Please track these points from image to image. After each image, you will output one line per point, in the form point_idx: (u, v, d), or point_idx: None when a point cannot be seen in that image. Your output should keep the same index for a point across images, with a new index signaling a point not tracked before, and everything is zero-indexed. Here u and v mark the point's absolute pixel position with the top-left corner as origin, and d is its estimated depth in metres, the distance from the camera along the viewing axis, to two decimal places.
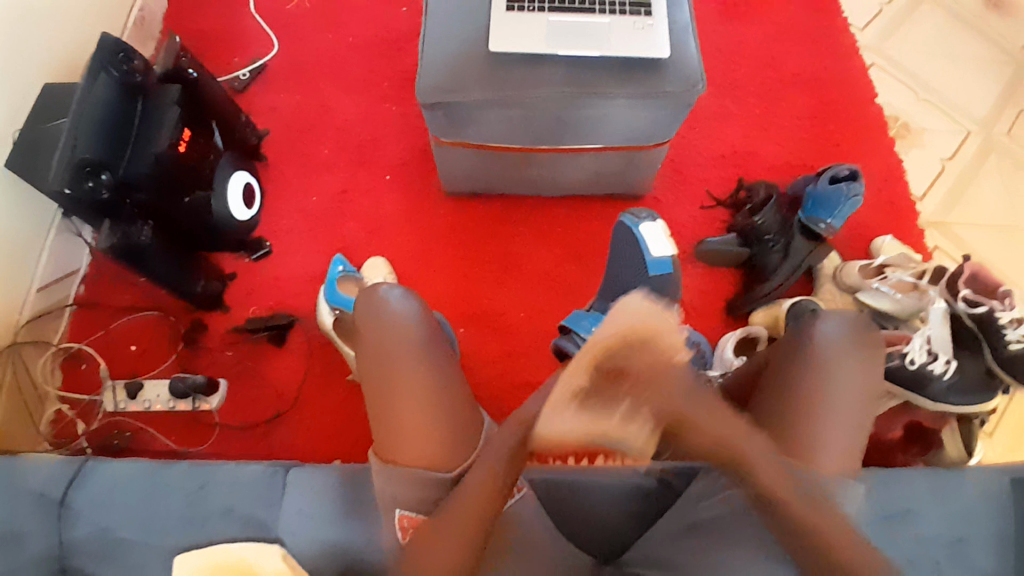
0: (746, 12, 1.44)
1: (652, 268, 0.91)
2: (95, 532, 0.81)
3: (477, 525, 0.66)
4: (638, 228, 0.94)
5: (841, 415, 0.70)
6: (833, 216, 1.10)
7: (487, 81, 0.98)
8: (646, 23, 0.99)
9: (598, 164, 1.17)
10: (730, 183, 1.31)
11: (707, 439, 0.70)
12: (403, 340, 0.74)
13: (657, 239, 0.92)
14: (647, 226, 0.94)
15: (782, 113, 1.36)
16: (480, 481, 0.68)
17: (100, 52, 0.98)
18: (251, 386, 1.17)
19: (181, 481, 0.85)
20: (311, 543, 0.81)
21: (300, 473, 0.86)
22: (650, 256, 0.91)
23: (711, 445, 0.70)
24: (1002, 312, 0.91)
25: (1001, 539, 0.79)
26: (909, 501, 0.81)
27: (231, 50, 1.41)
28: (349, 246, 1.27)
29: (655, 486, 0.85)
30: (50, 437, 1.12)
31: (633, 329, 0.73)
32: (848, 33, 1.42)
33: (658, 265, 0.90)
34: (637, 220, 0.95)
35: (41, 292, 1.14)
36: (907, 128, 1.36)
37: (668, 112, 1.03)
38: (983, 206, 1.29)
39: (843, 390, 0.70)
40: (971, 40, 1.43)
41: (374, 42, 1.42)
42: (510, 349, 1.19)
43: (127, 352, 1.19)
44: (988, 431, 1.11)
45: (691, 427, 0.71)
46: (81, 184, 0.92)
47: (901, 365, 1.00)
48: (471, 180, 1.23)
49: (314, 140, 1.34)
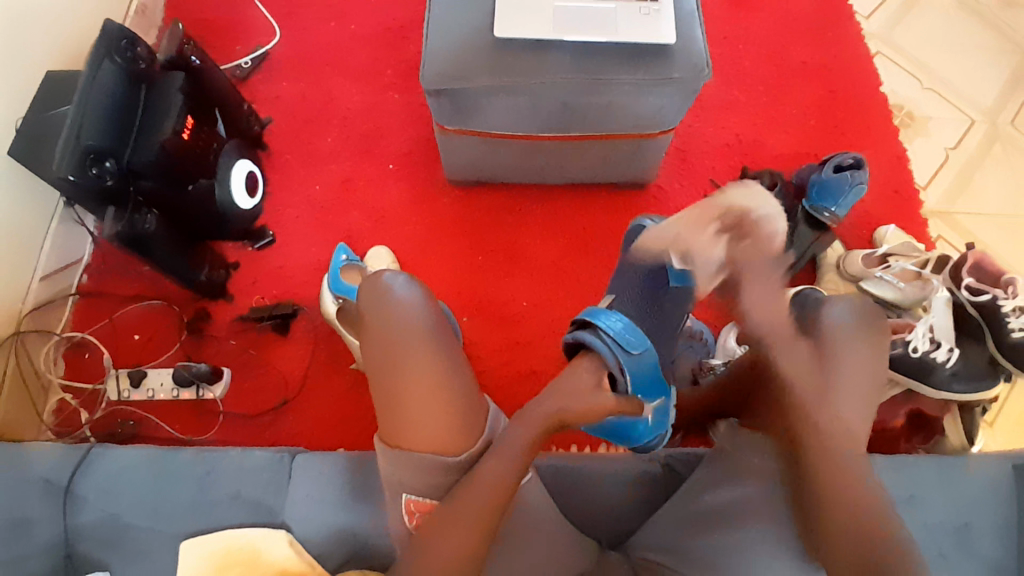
0: (751, 1, 1.43)
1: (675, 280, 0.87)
2: (102, 519, 0.81)
3: (489, 515, 0.66)
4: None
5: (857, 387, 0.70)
6: (838, 206, 1.10)
7: (493, 68, 0.98)
8: (652, 9, 0.98)
9: (604, 154, 1.17)
10: (735, 173, 1.30)
11: (765, 311, 0.73)
12: (407, 328, 0.74)
13: None
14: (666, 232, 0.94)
15: (788, 102, 1.36)
16: (498, 470, 0.68)
17: (103, 40, 0.98)
18: (256, 374, 1.17)
19: (189, 468, 0.85)
20: (318, 529, 0.82)
21: (307, 460, 0.87)
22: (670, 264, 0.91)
23: (763, 316, 0.73)
24: (1005, 300, 0.94)
25: (1008, 525, 0.79)
26: (913, 488, 0.81)
27: (233, 37, 1.40)
28: (353, 236, 1.26)
29: (659, 471, 0.87)
30: (54, 426, 1.13)
31: (730, 202, 0.83)
32: (853, 21, 1.42)
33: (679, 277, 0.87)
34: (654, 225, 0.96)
35: (44, 281, 1.13)
36: (912, 117, 1.35)
37: (674, 100, 1.02)
38: (988, 195, 1.29)
39: (855, 371, 0.71)
40: (977, 28, 1.43)
41: (377, 30, 1.42)
42: (515, 338, 1.20)
43: (131, 341, 1.19)
44: (991, 421, 1.11)
45: (751, 280, 0.75)
46: (86, 171, 0.91)
47: (905, 354, 0.99)
48: (474, 168, 1.23)
49: (318, 128, 1.34)
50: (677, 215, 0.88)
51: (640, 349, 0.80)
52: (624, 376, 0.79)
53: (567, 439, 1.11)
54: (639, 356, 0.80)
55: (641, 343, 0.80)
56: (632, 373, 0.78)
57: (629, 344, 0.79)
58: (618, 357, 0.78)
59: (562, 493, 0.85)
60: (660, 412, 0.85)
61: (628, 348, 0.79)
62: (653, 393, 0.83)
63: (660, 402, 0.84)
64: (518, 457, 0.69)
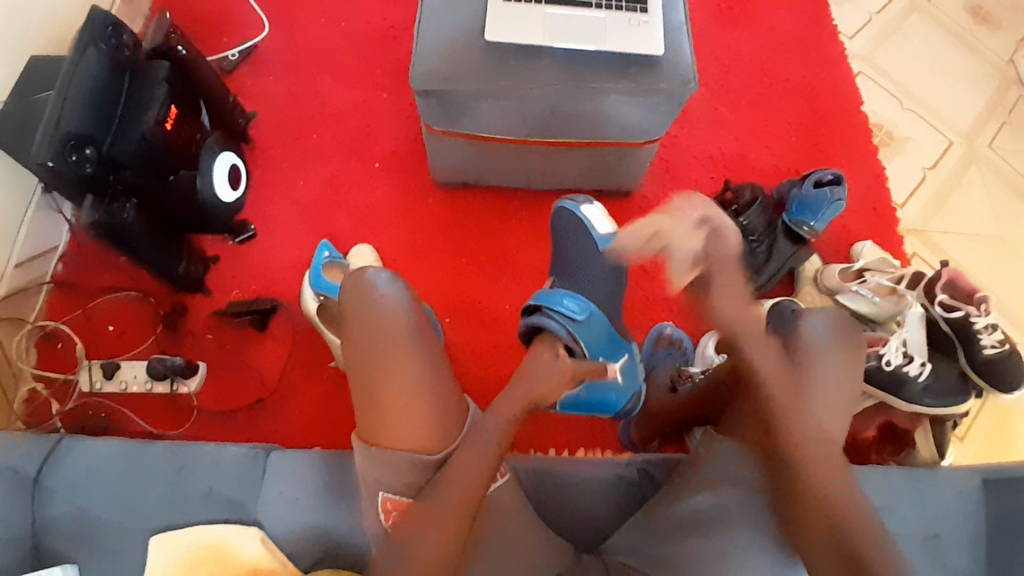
0: (738, 16, 1.46)
1: (601, 244, 1.02)
2: (71, 511, 0.79)
3: (467, 507, 0.66)
4: (581, 211, 1.05)
5: (843, 409, 0.72)
6: (817, 220, 1.13)
7: (482, 70, 0.98)
8: (642, 20, 0.99)
9: (590, 161, 1.18)
10: (718, 185, 1.32)
11: (730, 320, 0.79)
12: (391, 327, 0.74)
13: (599, 220, 1.04)
14: (588, 208, 1.05)
15: (772, 116, 1.38)
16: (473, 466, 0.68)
17: (89, 25, 0.95)
18: (233, 370, 1.16)
19: (162, 461, 0.83)
20: (290, 526, 0.81)
21: (282, 457, 0.86)
22: (597, 234, 1.03)
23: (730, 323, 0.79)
24: (978, 318, 0.97)
25: (972, 535, 0.81)
26: (885, 498, 0.82)
27: (221, 30, 1.39)
28: (337, 233, 1.26)
29: (635, 476, 0.87)
30: (24, 416, 1.10)
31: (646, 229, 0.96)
32: (838, 40, 1.45)
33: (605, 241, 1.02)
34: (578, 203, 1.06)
35: (18, 269, 1.11)
36: (892, 136, 1.39)
37: (660, 111, 1.04)
38: (963, 215, 1.32)
39: (838, 385, 0.73)
40: (958, 52, 1.47)
41: (369, 29, 1.42)
42: (495, 340, 1.20)
43: (105, 333, 1.17)
44: (961, 436, 1.14)
45: (718, 286, 0.81)
46: (66, 157, 0.89)
47: (878, 367, 1.01)
48: (462, 171, 1.23)
49: (304, 125, 1.33)
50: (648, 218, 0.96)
51: (579, 318, 0.87)
52: (579, 344, 0.85)
53: (544, 442, 1.11)
54: (584, 322, 0.88)
55: (583, 309, 0.88)
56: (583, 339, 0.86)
57: (572, 313, 0.87)
58: (568, 328, 0.85)
59: (539, 497, 0.85)
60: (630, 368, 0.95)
61: (572, 317, 0.87)
62: (614, 354, 0.91)
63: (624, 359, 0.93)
64: (494, 451, 0.69)
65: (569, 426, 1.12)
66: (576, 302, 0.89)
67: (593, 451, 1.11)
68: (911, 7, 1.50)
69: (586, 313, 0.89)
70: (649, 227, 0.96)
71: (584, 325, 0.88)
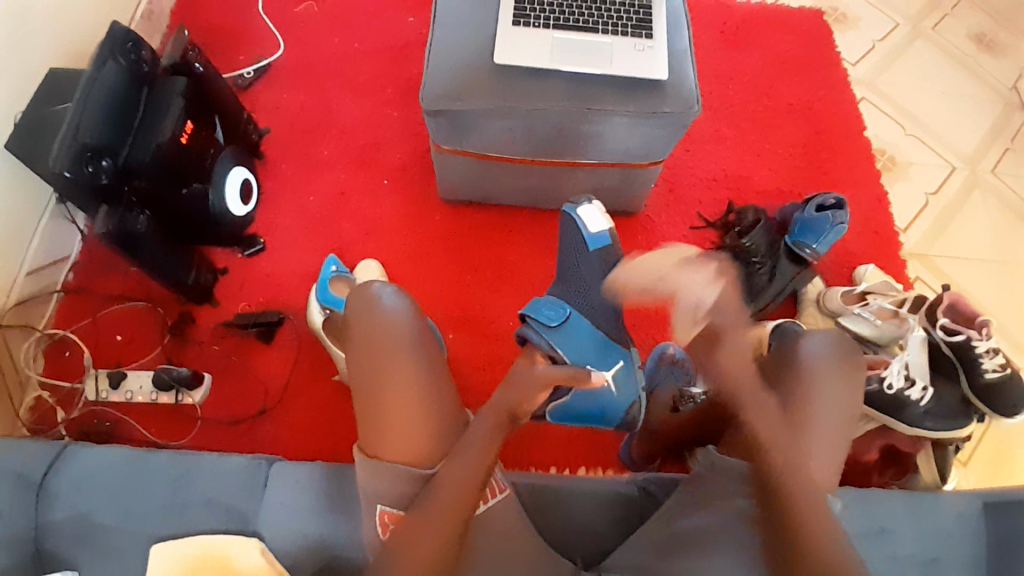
0: (743, 41, 1.48)
1: (591, 243, 0.98)
2: (73, 516, 0.80)
3: (458, 513, 0.67)
4: (576, 211, 1.00)
5: (824, 429, 0.74)
6: (819, 242, 1.14)
7: (491, 90, 1.00)
8: (647, 45, 1.02)
9: (594, 181, 1.20)
10: (721, 206, 1.34)
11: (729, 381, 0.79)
12: (391, 337, 0.75)
13: (593, 217, 0.99)
14: (585, 208, 1.00)
15: (775, 139, 1.40)
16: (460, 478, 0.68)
17: (109, 41, 0.99)
18: (237, 381, 1.16)
19: (165, 468, 0.84)
20: (291, 537, 0.81)
21: (284, 468, 0.86)
22: (589, 232, 0.99)
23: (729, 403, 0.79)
24: (979, 341, 0.97)
25: (974, 560, 0.80)
26: (885, 520, 0.82)
27: (236, 47, 1.43)
28: (344, 247, 1.27)
29: (636, 494, 0.88)
30: (28, 423, 1.11)
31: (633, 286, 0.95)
32: (842, 66, 1.47)
33: (597, 241, 0.98)
34: (576, 203, 1.01)
35: (31, 276, 1.13)
36: (895, 161, 1.40)
37: (664, 133, 1.05)
38: (965, 240, 1.33)
39: (822, 404, 0.74)
40: (960, 79, 1.49)
41: (380, 47, 1.45)
42: (496, 356, 1.20)
43: (112, 341, 1.18)
44: (964, 460, 1.13)
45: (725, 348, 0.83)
46: (82, 167, 0.91)
47: (879, 390, 1.00)
48: (468, 188, 1.25)
49: (315, 140, 1.36)
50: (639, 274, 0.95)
51: (555, 323, 0.91)
52: (559, 353, 0.89)
53: (544, 459, 1.11)
54: (561, 328, 0.91)
55: (560, 316, 0.91)
56: (563, 348, 0.89)
57: (548, 319, 0.91)
58: (544, 337, 0.90)
59: (539, 511, 0.85)
60: (625, 374, 0.94)
61: (548, 323, 0.91)
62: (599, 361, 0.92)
63: (617, 366, 0.93)
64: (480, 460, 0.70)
65: (571, 444, 1.12)
66: (555, 307, 0.92)
67: (595, 470, 1.11)
68: (914, 35, 1.53)
69: (563, 320, 0.91)
70: (632, 283, 0.95)
71: (561, 332, 0.91)
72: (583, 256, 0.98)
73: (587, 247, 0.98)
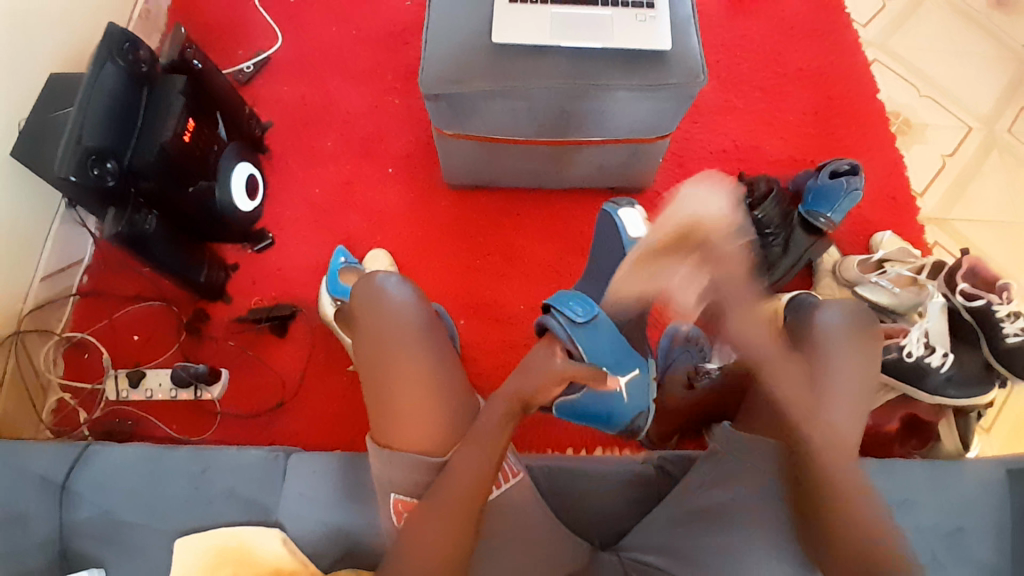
0: (748, 7, 1.44)
1: (629, 249, 0.97)
2: (97, 515, 0.81)
3: (470, 505, 0.67)
4: (617, 214, 1.00)
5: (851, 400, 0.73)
6: (833, 211, 1.11)
7: (490, 73, 0.99)
8: (649, 15, 0.99)
9: (601, 158, 1.18)
10: (731, 178, 1.31)
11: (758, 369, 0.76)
12: (401, 325, 0.76)
13: (635, 223, 0.99)
14: (626, 211, 1.00)
15: (785, 107, 1.36)
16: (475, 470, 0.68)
17: (107, 42, 0.98)
18: (253, 375, 1.18)
19: (185, 464, 0.86)
20: (310, 527, 0.82)
21: (301, 459, 0.87)
22: (628, 237, 0.98)
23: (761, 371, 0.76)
24: (1000, 305, 0.95)
25: (998, 529, 0.78)
26: (907, 491, 0.81)
27: (235, 42, 1.42)
28: (351, 238, 1.27)
29: (651, 472, 0.88)
30: (52, 425, 1.13)
31: (690, 218, 0.89)
32: (851, 28, 1.43)
33: (636, 246, 0.97)
34: (618, 206, 1.02)
35: (45, 281, 1.14)
36: (909, 124, 1.36)
37: (669, 106, 1.03)
38: (983, 202, 1.29)
39: (846, 378, 0.73)
40: (975, 36, 1.44)
41: (378, 35, 1.43)
42: (510, 339, 1.20)
43: (129, 341, 1.20)
44: (987, 427, 1.11)
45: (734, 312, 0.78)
46: (87, 171, 0.92)
47: (898, 359, 0.99)
48: (472, 172, 1.24)
49: (318, 132, 1.35)
50: (698, 204, 0.94)
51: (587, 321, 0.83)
52: (578, 348, 0.81)
53: (559, 442, 1.11)
54: (588, 326, 0.83)
55: (588, 315, 0.83)
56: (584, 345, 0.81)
57: (576, 314, 0.82)
58: (568, 330, 0.81)
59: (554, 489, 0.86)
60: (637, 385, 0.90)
61: (575, 320, 0.82)
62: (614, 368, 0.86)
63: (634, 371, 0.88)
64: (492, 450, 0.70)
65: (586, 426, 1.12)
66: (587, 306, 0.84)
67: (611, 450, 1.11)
68: None
69: (590, 318, 0.83)
70: (686, 227, 0.88)
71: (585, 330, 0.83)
72: (617, 258, 0.98)
73: (624, 251, 0.97)
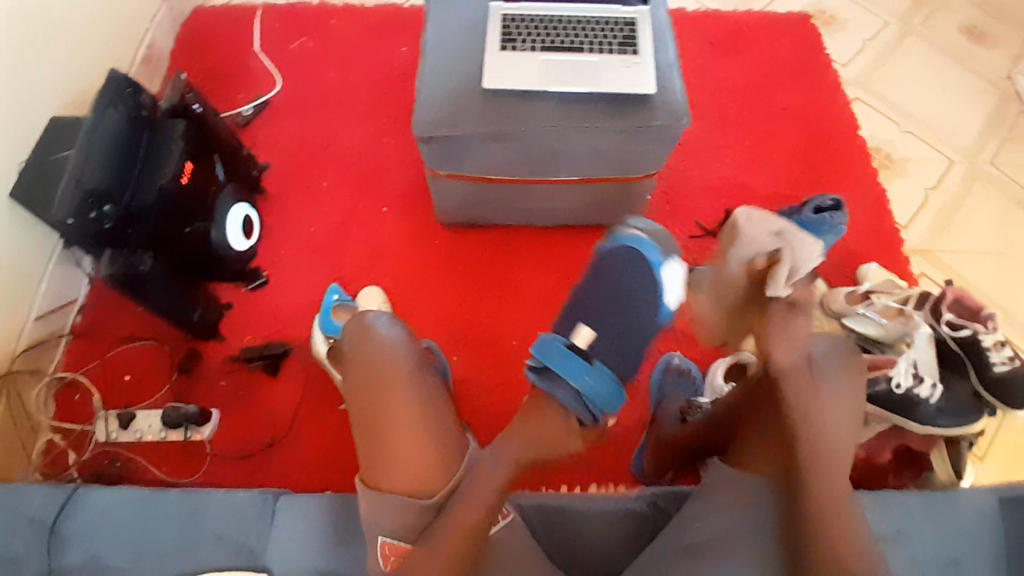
0: (733, 48, 1.49)
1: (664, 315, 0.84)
2: (85, 559, 0.80)
3: (473, 530, 0.68)
4: (659, 269, 0.84)
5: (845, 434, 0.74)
6: (819, 243, 1.14)
7: (480, 116, 1.02)
8: (634, 61, 1.03)
9: (590, 197, 1.21)
10: (720, 213, 1.33)
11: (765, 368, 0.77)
12: (391, 368, 0.76)
13: (673, 285, 0.84)
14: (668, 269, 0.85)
15: (770, 144, 1.40)
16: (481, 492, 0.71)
17: (108, 88, 1.02)
18: (245, 414, 1.17)
19: (174, 508, 0.84)
20: (299, 570, 0.81)
21: (293, 500, 0.86)
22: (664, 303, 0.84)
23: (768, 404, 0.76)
24: (985, 335, 0.94)
25: (993, 560, 0.79)
26: (901, 523, 0.81)
27: (234, 86, 1.46)
28: (345, 276, 1.29)
29: (646, 509, 0.86)
30: (42, 467, 1.13)
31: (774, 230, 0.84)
32: (832, 68, 1.48)
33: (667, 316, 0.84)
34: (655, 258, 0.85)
35: (40, 321, 1.15)
36: (892, 158, 1.39)
37: (656, 146, 1.06)
38: (968, 233, 1.32)
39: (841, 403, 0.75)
40: (953, 73, 1.49)
41: (375, 79, 1.47)
42: (503, 376, 1.20)
43: (122, 381, 1.20)
44: (981, 455, 1.11)
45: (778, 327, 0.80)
46: (85, 214, 0.95)
47: (888, 391, 0.97)
48: (465, 211, 1.26)
49: (313, 172, 1.38)
50: (752, 225, 0.84)
51: (586, 377, 0.74)
52: (587, 416, 0.75)
53: (555, 477, 1.10)
54: (600, 398, 0.75)
55: (597, 381, 0.75)
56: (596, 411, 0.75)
57: (588, 386, 0.74)
58: (575, 400, 0.74)
59: (549, 530, 0.85)
60: None
61: (585, 389, 0.74)
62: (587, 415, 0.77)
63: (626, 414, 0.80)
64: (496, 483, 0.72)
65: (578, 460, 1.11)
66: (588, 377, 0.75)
67: (607, 484, 1.08)
68: (903, 33, 1.53)
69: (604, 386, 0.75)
70: (768, 234, 0.84)
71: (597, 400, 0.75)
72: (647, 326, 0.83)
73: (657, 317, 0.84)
